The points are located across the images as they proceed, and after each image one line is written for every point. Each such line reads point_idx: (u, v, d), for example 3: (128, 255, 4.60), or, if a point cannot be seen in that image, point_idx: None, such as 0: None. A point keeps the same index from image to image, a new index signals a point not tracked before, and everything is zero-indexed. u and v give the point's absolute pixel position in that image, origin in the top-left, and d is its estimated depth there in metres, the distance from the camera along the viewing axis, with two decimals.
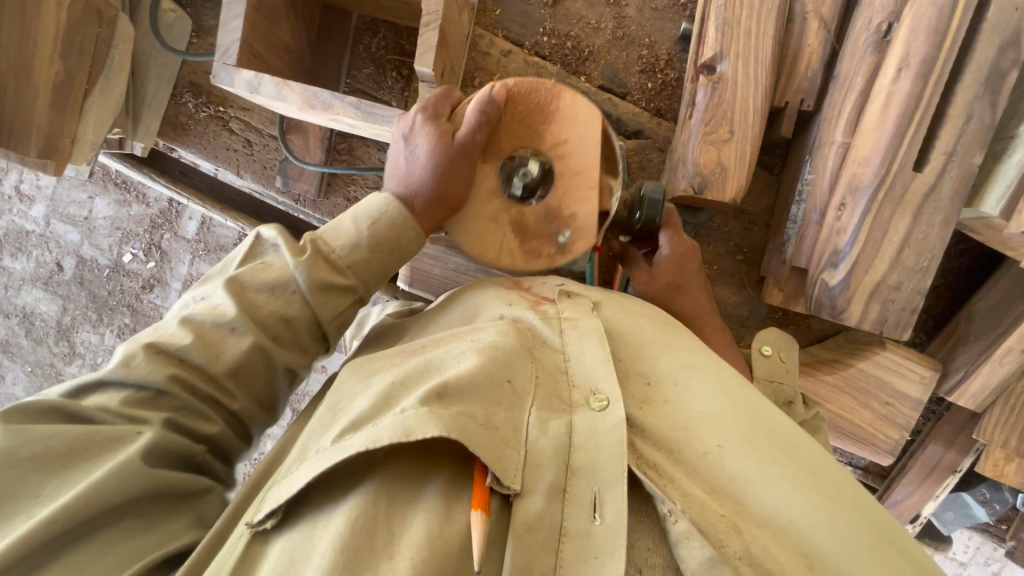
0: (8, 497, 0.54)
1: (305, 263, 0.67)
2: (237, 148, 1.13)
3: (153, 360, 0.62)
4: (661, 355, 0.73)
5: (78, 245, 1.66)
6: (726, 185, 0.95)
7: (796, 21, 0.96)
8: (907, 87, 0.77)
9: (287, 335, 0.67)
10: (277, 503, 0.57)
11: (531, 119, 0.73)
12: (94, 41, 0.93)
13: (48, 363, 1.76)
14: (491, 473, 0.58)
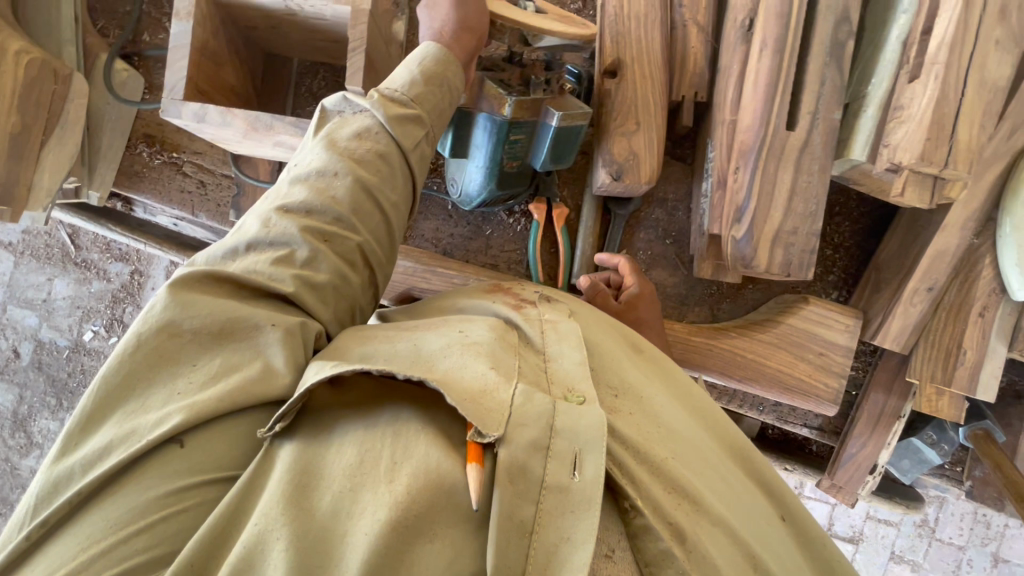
0: (175, 359, 0.57)
1: (381, 104, 0.74)
2: (191, 189, 1.21)
3: (283, 216, 0.65)
4: (628, 367, 0.68)
5: (37, 329, 1.66)
6: (641, 170, 1.07)
7: (678, 28, 1.11)
8: (768, 63, 0.91)
9: (384, 172, 0.72)
10: (292, 401, 0.54)
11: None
12: (50, 96, 1.01)
13: (3, 458, 1.72)
14: (475, 427, 0.52)
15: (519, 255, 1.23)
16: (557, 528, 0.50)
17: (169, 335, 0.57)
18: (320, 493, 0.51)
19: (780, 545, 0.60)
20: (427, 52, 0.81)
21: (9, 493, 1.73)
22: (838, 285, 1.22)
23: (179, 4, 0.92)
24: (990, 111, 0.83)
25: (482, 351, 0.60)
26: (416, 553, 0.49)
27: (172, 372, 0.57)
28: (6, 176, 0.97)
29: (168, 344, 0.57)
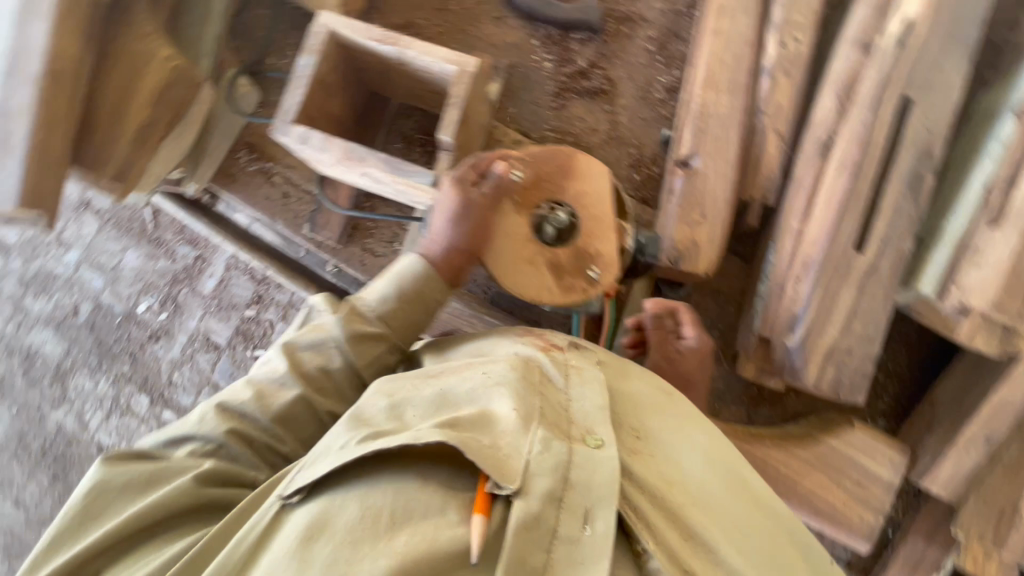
0: (108, 506, 0.74)
1: (343, 320, 0.87)
2: (275, 198, 1.31)
3: (220, 417, 0.80)
4: (651, 419, 0.76)
5: (99, 291, 1.76)
6: (700, 260, 1.10)
7: (759, 133, 1.15)
8: (843, 183, 0.93)
9: (329, 386, 0.85)
10: (310, 479, 0.65)
11: (548, 178, 0.94)
12: (180, 99, 1.13)
13: (35, 406, 1.77)
14: (492, 477, 0.62)
15: (564, 316, 1.24)
16: (571, 562, 0.59)
17: (102, 489, 0.74)
18: (317, 545, 0.60)
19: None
20: (405, 267, 0.90)
21: (30, 442, 1.78)
22: (886, 414, 1.18)
23: (309, 41, 1.03)
24: None
25: (512, 391, 0.71)
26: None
27: (100, 522, 0.72)
28: (124, 159, 1.08)
29: (108, 492, 0.74)
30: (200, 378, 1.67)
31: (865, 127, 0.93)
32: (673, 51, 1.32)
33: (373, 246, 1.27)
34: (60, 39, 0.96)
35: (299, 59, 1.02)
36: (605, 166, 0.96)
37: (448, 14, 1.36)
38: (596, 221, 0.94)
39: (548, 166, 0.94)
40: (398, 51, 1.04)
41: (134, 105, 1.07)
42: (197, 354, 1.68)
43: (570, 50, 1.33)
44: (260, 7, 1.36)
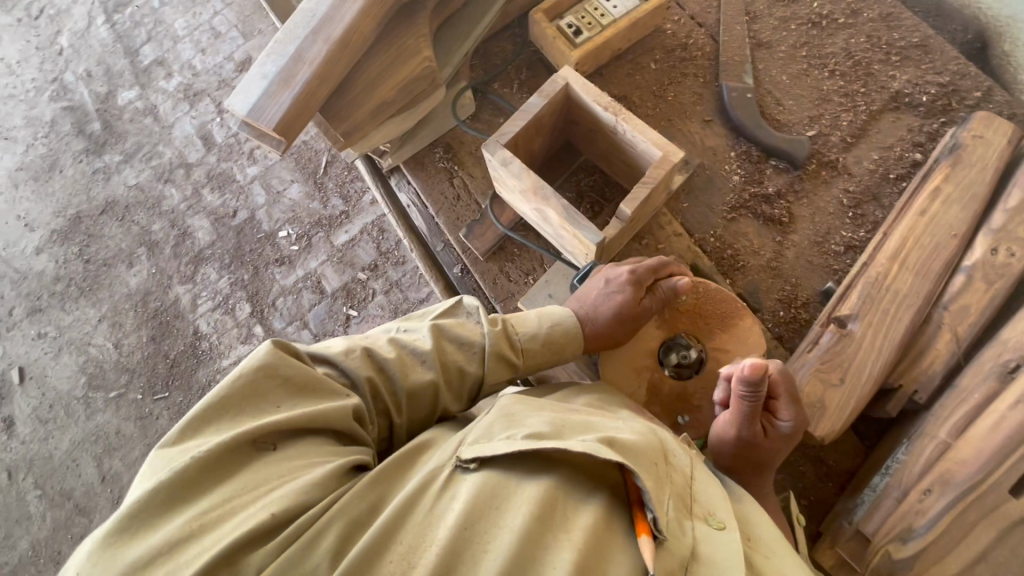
0: (265, 396, 0.69)
1: (494, 334, 0.90)
2: (447, 196, 1.45)
3: (363, 359, 0.80)
4: (755, 525, 0.76)
5: (258, 207, 1.99)
6: (820, 423, 1.03)
7: (932, 325, 1.09)
8: (1019, 416, 0.85)
9: (457, 383, 0.87)
10: (485, 454, 0.68)
11: (707, 319, 1.06)
12: (419, 91, 1.32)
13: (169, 274, 1.98)
14: (651, 512, 0.66)
15: None
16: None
17: (267, 375, 0.70)
18: (505, 519, 0.62)
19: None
20: (552, 313, 0.99)
21: (149, 301, 1.98)
22: None
23: (545, 86, 1.16)
24: None
25: (652, 444, 0.75)
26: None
27: (258, 406, 0.68)
28: (358, 122, 1.27)
29: (263, 382, 0.70)
30: (296, 312, 1.86)
31: None
32: (867, 212, 1.30)
33: (509, 270, 1.36)
34: (360, 20, 1.17)
35: (531, 99, 1.15)
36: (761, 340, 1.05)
37: (662, 101, 1.46)
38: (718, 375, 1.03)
39: (716, 309, 1.06)
40: (614, 121, 1.13)
41: (383, 87, 1.26)
42: (304, 291, 1.87)
43: (763, 173, 1.36)
44: (506, 41, 1.56)
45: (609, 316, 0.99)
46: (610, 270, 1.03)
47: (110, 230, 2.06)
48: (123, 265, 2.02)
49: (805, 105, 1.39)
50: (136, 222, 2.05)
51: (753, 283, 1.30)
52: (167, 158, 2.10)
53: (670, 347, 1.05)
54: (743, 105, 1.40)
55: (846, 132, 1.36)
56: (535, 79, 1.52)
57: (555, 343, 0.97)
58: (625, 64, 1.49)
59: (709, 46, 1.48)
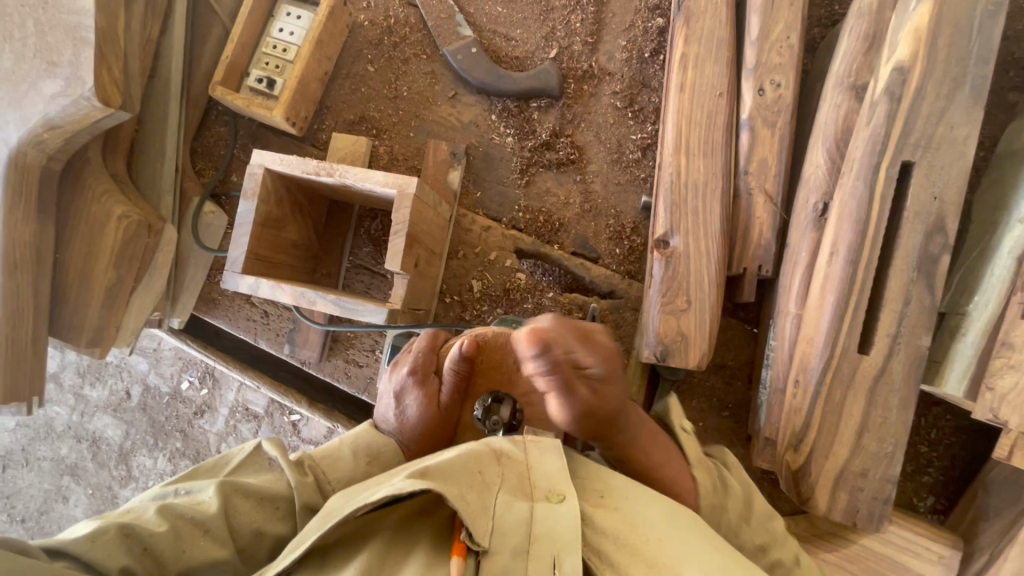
0: None
1: (301, 485, 0.77)
2: (256, 318, 1.30)
3: (119, 543, 0.65)
4: (607, 475, 0.76)
5: (145, 373, 1.68)
6: (690, 354, 0.99)
7: (743, 196, 1.03)
8: (839, 269, 0.80)
9: (253, 548, 0.74)
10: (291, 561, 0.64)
11: (506, 369, 0.91)
12: (143, 248, 1.13)
13: (107, 486, 1.72)
14: (467, 528, 0.64)
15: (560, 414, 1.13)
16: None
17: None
18: None
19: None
20: (361, 435, 0.90)
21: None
22: (933, 489, 1.05)
23: (246, 185, 0.99)
24: None
25: (472, 453, 0.71)
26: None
27: None
28: (99, 321, 1.10)
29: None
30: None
31: (859, 202, 0.80)
32: (643, 103, 1.20)
33: (354, 358, 1.25)
34: (14, 230, 0.99)
35: (239, 206, 0.99)
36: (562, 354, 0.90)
37: (400, 101, 1.30)
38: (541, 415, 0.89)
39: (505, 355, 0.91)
40: (337, 180, 0.99)
41: (98, 270, 1.08)
42: (240, 425, 1.61)
43: (531, 121, 1.24)
44: (218, 124, 1.35)
45: (409, 436, 0.91)
46: (394, 379, 0.93)
47: (25, 478, 1.78)
48: (60, 501, 1.75)
49: (533, 27, 1.25)
50: (44, 458, 1.77)
51: (580, 235, 1.21)
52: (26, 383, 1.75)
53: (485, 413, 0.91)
54: (474, 62, 1.24)
55: (584, 33, 1.23)
56: (268, 148, 1.34)
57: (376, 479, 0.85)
58: (344, 83, 1.31)
59: (414, 16, 1.30)
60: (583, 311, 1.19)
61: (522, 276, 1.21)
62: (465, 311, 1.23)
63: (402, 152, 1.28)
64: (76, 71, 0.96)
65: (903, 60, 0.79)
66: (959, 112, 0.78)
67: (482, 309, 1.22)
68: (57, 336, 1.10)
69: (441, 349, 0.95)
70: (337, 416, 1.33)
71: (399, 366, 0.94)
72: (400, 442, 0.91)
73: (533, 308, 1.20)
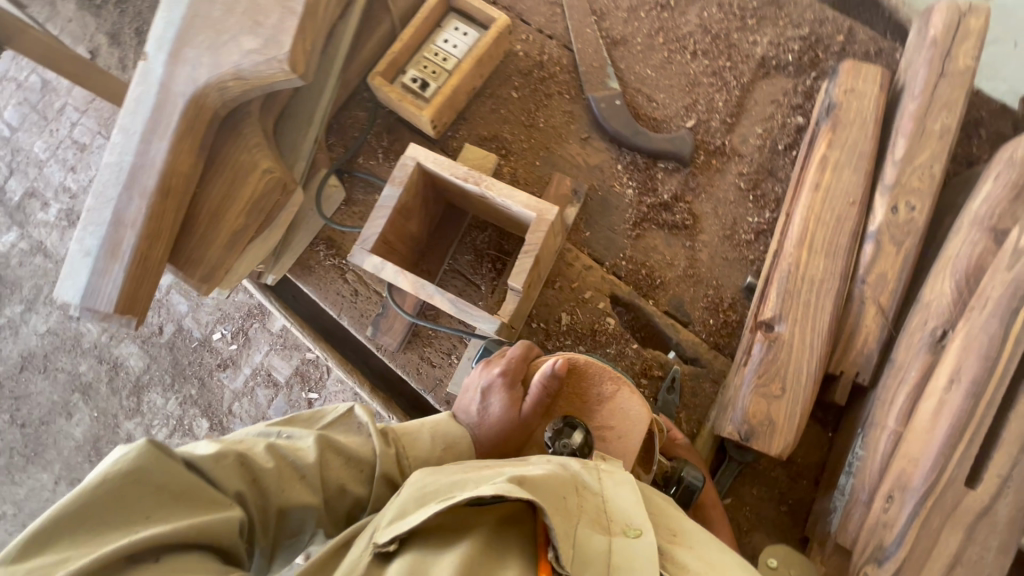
0: (132, 501, 0.58)
1: (382, 453, 0.75)
2: (345, 294, 1.35)
3: (237, 469, 0.66)
4: (679, 518, 0.74)
5: (182, 316, 1.71)
6: (774, 440, 1.00)
7: (855, 302, 1.05)
8: (957, 398, 0.81)
9: (338, 504, 0.73)
10: (396, 534, 0.62)
11: (587, 397, 0.84)
12: (271, 204, 1.20)
13: (112, 414, 1.72)
14: (554, 550, 0.62)
15: None
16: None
17: (134, 481, 0.58)
18: None
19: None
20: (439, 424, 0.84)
21: (102, 447, 1.73)
22: None
23: (396, 173, 1.05)
24: None
25: (557, 473, 0.70)
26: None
27: (123, 518, 0.57)
28: (216, 260, 1.15)
29: (131, 490, 0.58)
30: (256, 413, 1.63)
31: (990, 339, 0.82)
32: (766, 190, 1.25)
33: (431, 356, 1.28)
34: (177, 157, 1.05)
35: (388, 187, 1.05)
36: (647, 406, 0.82)
37: (534, 130, 1.37)
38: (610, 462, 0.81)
39: (590, 383, 0.84)
40: (480, 190, 1.04)
41: (231, 214, 1.14)
42: (258, 389, 1.63)
43: (654, 178, 1.29)
44: (358, 109, 1.44)
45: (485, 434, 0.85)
46: (484, 375, 0.87)
47: (37, 385, 1.75)
48: (62, 417, 1.73)
49: (677, 96, 1.32)
50: (60, 369, 1.75)
51: (676, 297, 1.24)
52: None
53: (560, 433, 0.84)
54: (615, 113, 1.31)
55: (724, 113, 1.30)
56: (400, 142, 1.42)
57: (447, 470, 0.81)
58: (486, 101, 1.39)
59: (566, 58, 1.39)
60: (663, 370, 1.21)
61: (612, 321, 1.24)
62: (548, 340, 1.25)
63: (524, 176, 1.34)
64: (277, 34, 1.04)
65: None
66: None
67: (565, 342, 1.24)
68: (171, 265, 1.14)
69: (536, 359, 0.90)
70: (394, 408, 1.35)
71: (491, 364, 0.89)
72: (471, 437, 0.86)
73: (615, 354, 1.22)
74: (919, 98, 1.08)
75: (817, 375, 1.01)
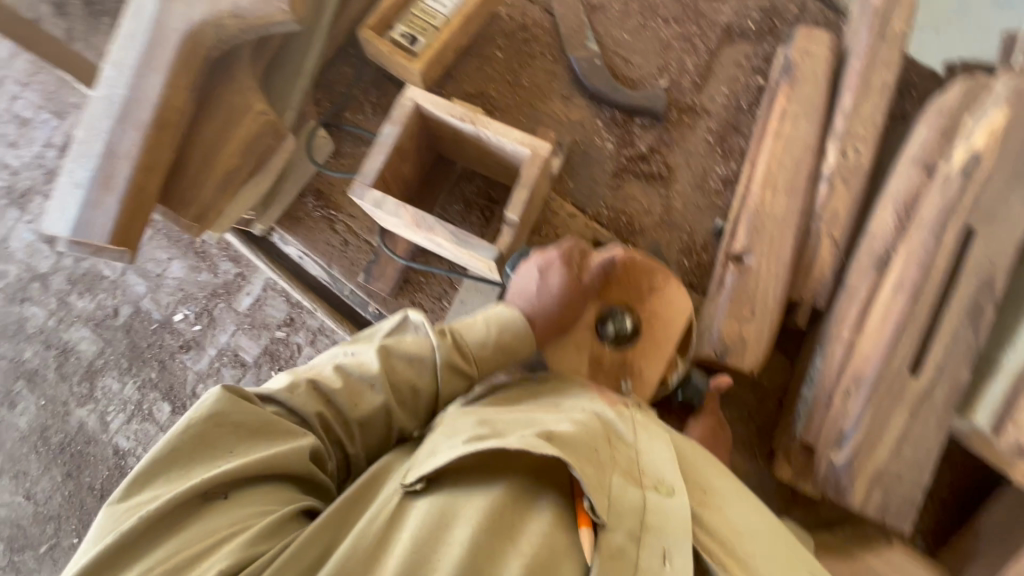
0: (216, 440, 0.73)
1: (443, 347, 0.87)
2: (335, 244, 1.37)
3: (310, 392, 0.80)
4: (711, 475, 0.82)
5: (140, 297, 1.70)
6: (746, 357, 1.10)
7: (812, 236, 1.18)
8: (900, 303, 0.95)
9: (410, 401, 0.86)
10: (429, 470, 0.69)
11: (638, 287, 0.99)
12: (264, 148, 1.21)
13: (62, 402, 1.69)
14: (589, 500, 0.68)
15: None
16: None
17: (216, 423, 0.73)
18: (454, 530, 0.66)
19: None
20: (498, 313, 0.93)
21: (50, 436, 1.68)
22: (924, 532, 1.14)
23: (394, 112, 1.10)
24: None
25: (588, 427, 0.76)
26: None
27: (208, 454, 0.72)
28: (207, 201, 1.16)
29: (214, 430, 0.73)
30: None
31: (926, 251, 0.95)
32: (732, 145, 1.37)
33: (422, 301, 1.32)
34: (172, 93, 1.05)
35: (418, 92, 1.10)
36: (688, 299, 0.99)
37: (518, 88, 1.44)
38: (653, 343, 0.97)
39: (643, 277, 0.99)
40: (475, 130, 1.10)
41: (224, 154, 1.15)
42: (223, 369, 1.63)
43: (631, 133, 1.39)
44: (344, 65, 1.46)
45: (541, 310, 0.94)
46: (542, 255, 0.96)
47: None
48: (4, 407, 1.70)
49: (651, 58, 1.43)
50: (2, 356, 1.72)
51: (654, 241, 1.34)
52: (15, 277, 1.75)
53: (605, 317, 0.98)
54: (595, 71, 1.40)
55: (693, 74, 1.41)
56: (387, 97, 1.45)
57: (505, 346, 0.91)
58: (472, 60, 1.45)
59: (547, 21, 1.46)
60: None
61: None
62: None
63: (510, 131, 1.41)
64: None
65: (978, 148, 0.97)
66: (1015, 201, 0.95)
67: None
68: (162, 205, 1.13)
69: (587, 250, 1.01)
70: None
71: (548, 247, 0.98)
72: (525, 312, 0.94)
73: None
74: (862, 57, 1.22)
75: (780, 299, 1.13)
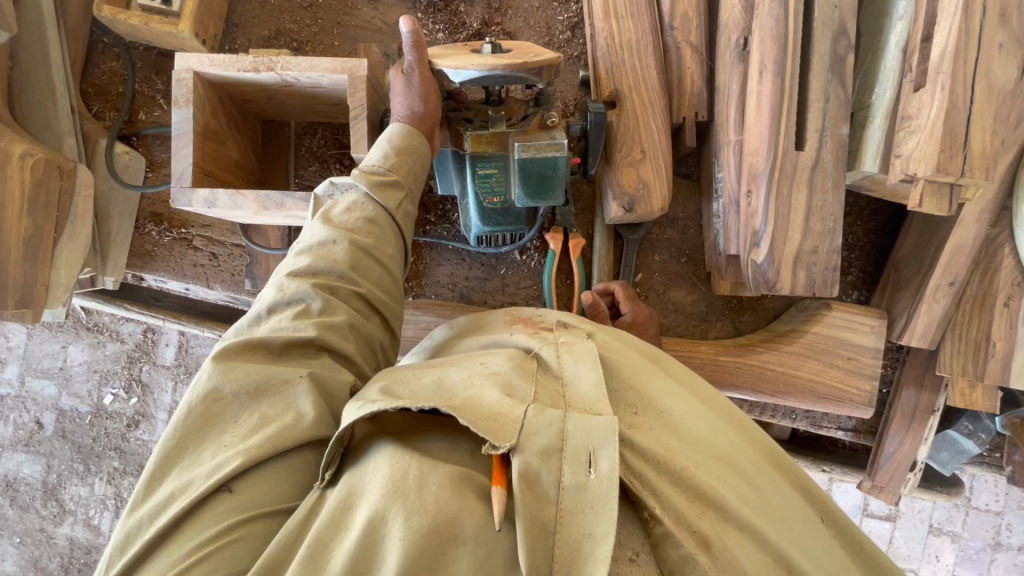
0: (217, 417, 0.63)
1: (361, 176, 0.82)
2: (203, 262, 1.21)
3: (296, 282, 0.73)
4: (646, 382, 0.68)
5: (56, 398, 1.65)
6: (653, 199, 1.08)
7: (672, 51, 1.11)
8: (769, 83, 0.91)
9: (374, 234, 0.79)
10: (332, 451, 0.59)
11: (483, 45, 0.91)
12: (57, 193, 1.01)
13: (38, 529, 1.73)
14: (488, 439, 0.55)
15: (536, 290, 1.25)
16: (578, 525, 0.53)
17: (214, 398, 0.63)
18: (357, 511, 0.55)
19: (818, 547, 0.61)
20: (394, 131, 0.88)
21: (47, 563, 1.76)
22: (857, 285, 1.22)
23: (177, 92, 0.92)
24: (1001, 115, 0.82)
25: (501, 373, 0.64)
26: (449, 558, 0.52)
27: (218, 430, 0.63)
28: (22, 280, 0.98)
29: (213, 408, 0.63)
30: None
31: (777, 20, 0.90)
32: None
33: None
34: None
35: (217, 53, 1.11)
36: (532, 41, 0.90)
37: (315, 9, 1.23)
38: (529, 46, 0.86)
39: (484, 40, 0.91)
40: (277, 75, 0.93)
41: (7, 222, 0.95)
42: None
43: (458, 13, 1.23)
44: (108, 59, 1.19)
45: (425, 106, 0.89)
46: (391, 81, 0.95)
47: None
48: None
49: None
50: None
51: None
52: None
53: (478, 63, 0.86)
54: None
55: None
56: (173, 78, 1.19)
57: (409, 149, 0.88)
58: None
59: None
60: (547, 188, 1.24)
61: None
62: (427, 214, 1.24)
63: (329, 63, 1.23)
64: None
65: None
66: None
67: (445, 207, 1.23)
68: None
69: None
70: None
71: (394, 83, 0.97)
72: (414, 123, 0.89)
73: None
74: None
75: (667, 135, 1.08)
